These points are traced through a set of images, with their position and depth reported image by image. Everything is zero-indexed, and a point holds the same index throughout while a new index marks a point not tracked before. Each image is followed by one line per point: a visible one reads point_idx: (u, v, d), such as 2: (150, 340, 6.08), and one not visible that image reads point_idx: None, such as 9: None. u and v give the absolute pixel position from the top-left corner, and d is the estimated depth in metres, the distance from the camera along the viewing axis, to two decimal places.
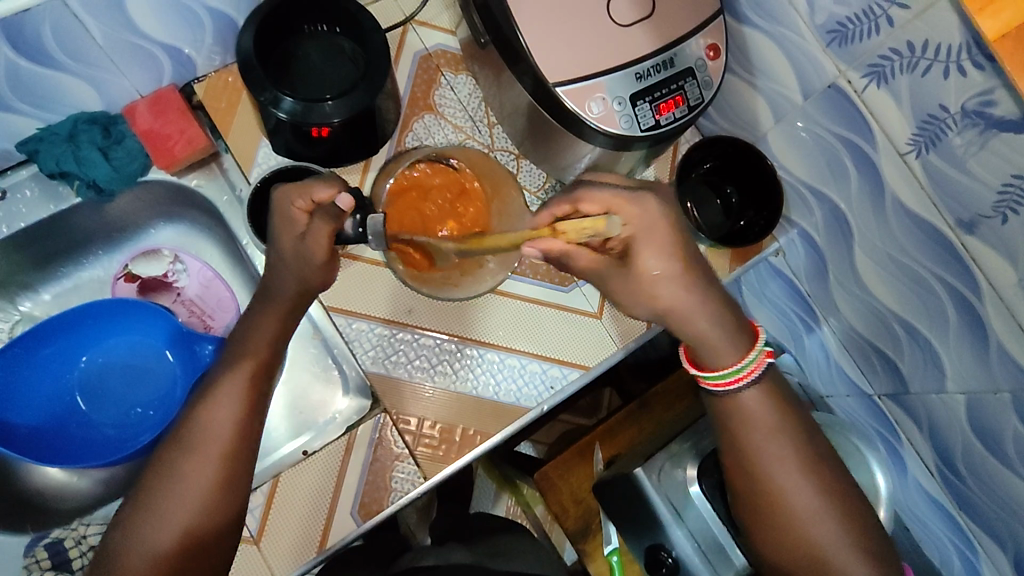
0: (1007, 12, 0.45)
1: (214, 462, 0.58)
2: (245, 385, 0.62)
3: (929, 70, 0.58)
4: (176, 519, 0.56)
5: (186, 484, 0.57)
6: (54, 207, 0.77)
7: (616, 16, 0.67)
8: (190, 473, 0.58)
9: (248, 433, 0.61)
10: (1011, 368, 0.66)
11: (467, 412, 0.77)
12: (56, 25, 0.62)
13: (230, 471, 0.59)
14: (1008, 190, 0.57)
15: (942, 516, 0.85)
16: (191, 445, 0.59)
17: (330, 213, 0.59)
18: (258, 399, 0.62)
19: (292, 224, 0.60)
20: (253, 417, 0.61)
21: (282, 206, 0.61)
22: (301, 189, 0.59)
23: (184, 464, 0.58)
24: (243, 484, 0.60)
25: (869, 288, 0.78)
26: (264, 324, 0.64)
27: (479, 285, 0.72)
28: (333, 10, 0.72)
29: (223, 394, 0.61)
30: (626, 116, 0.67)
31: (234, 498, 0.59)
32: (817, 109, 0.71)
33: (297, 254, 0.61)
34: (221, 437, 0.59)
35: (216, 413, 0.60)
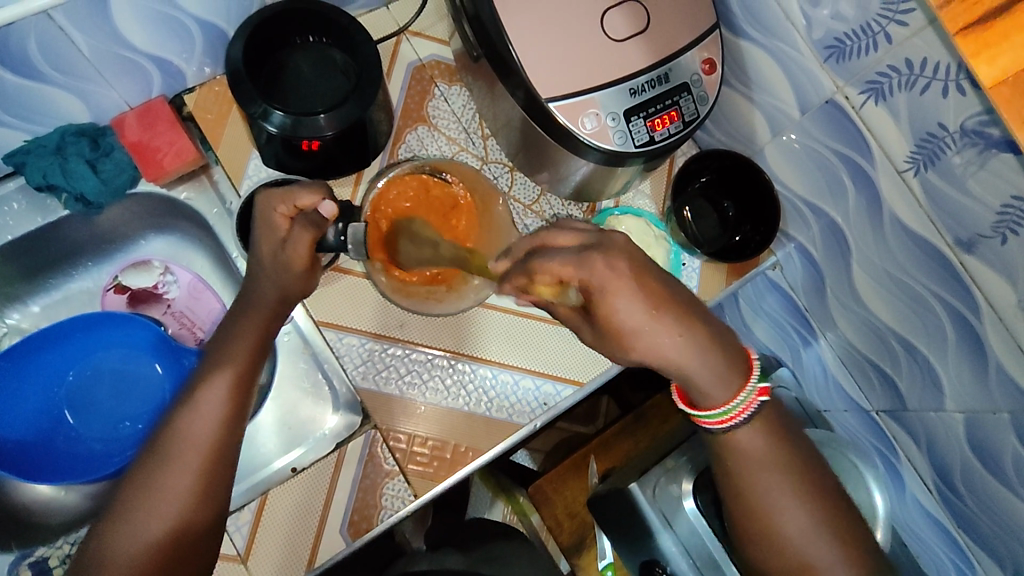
0: (1003, 60, 0.42)
1: (191, 473, 0.57)
2: (226, 394, 0.60)
3: (927, 88, 0.57)
4: (151, 531, 0.55)
5: (162, 495, 0.56)
6: (42, 220, 0.76)
7: (610, 31, 0.66)
8: (167, 483, 0.56)
9: (228, 444, 0.59)
10: (1009, 388, 0.65)
11: (459, 428, 0.76)
12: (41, 39, 0.61)
13: (210, 480, 0.57)
14: (1007, 211, 0.56)
15: (941, 534, 0.83)
16: (169, 455, 0.57)
17: (311, 219, 0.60)
18: (240, 410, 0.61)
19: (273, 230, 0.62)
20: (233, 428, 0.60)
21: (265, 212, 0.62)
22: (283, 196, 0.61)
23: (160, 475, 0.56)
24: (221, 496, 0.59)
25: (866, 304, 0.77)
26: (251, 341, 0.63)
27: (461, 302, 0.71)
28: (324, 21, 0.71)
29: (204, 404, 0.59)
30: (620, 132, 0.66)
31: (210, 509, 0.58)
32: (814, 124, 0.70)
33: (277, 262, 0.62)
34: (200, 448, 0.58)
35: (195, 422, 0.58)
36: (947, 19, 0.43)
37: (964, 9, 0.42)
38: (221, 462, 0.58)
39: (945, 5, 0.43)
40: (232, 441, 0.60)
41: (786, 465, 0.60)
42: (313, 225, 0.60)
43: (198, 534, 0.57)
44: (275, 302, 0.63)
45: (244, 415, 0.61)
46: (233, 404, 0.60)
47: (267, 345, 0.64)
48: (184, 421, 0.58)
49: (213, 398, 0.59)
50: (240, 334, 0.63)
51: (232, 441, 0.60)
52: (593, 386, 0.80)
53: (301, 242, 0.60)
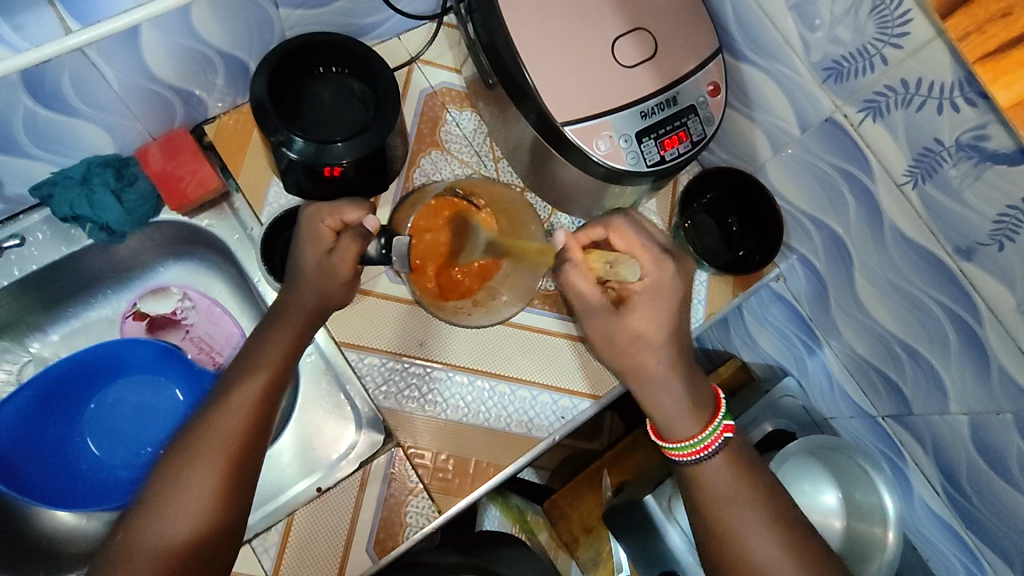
0: (1019, 84, 0.45)
1: (217, 469, 0.58)
2: (254, 398, 0.62)
3: (923, 106, 0.60)
4: (180, 522, 0.56)
5: (190, 489, 0.57)
6: (66, 249, 0.77)
7: (619, 58, 0.69)
8: (194, 475, 0.57)
9: (254, 442, 0.61)
10: (1012, 389, 0.68)
11: (480, 444, 0.77)
12: (75, 75, 0.63)
13: (235, 479, 0.59)
14: (1004, 220, 0.59)
15: (949, 535, 0.86)
16: (199, 452, 0.58)
17: (357, 232, 0.64)
18: (265, 413, 0.62)
19: (318, 241, 0.66)
20: (261, 427, 0.62)
21: (312, 224, 0.66)
22: (331, 210, 0.66)
23: (189, 468, 0.58)
24: (246, 494, 0.60)
25: (870, 313, 0.80)
26: (276, 356, 0.65)
27: (490, 316, 0.76)
28: (343, 53, 0.74)
29: (234, 412, 0.61)
30: (632, 153, 0.69)
31: (236, 505, 0.59)
32: (814, 142, 0.74)
33: (320, 269, 0.65)
34: (230, 446, 0.59)
35: (222, 423, 0.60)
36: (966, 49, 0.47)
37: (980, 41, 0.46)
38: (246, 461, 0.60)
39: (964, 37, 0.47)
40: (259, 438, 0.61)
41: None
42: (361, 237, 0.64)
43: (222, 528, 0.58)
44: (312, 308, 0.66)
45: (270, 417, 0.63)
46: (260, 404, 0.62)
47: (292, 363, 0.66)
48: (214, 419, 0.60)
49: (241, 403, 0.61)
50: (268, 350, 0.65)
51: (259, 441, 0.61)
52: (609, 399, 0.82)
53: (349, 251, 0.64)
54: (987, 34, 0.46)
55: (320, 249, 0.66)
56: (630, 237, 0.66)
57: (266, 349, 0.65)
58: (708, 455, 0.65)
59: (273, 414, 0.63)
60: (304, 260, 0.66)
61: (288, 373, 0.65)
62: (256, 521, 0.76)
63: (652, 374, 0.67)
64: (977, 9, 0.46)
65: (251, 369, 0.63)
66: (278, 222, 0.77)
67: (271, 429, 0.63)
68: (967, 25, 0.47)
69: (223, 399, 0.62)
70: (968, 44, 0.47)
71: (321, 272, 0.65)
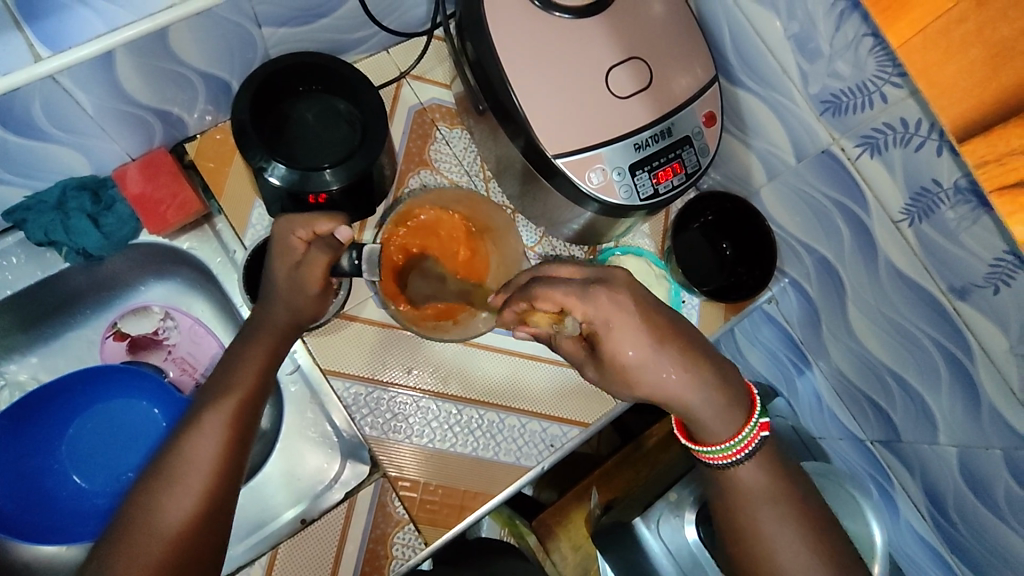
0: None
1: (196, 489, 0.57)
2: (227, 420, 0.60)
3: (921, 146, 0.59)
4: (150, 553, 0.54)
5: (166, 514, 0.56)
6: (43, 273, 0.75)
7: (614, 87, 0.67)
8: (170, 500, 0.56)
9: (231, 464, 0.60)
10: (1001, 427, 0.68)
11: (467, 474, 0.76)
12: (45, 100, 0.60)
13: (211, 505, 0.57)
14: (999, 264, 0.58)
15: (935, 560, 0.87)
16: (177, 477, 0.57)
17: (329, 244, 0.62)
18: (240, 438, 0.61)
19: (289, 252, 0.62)
20: (236, 452, 0.60)
21: (282, 236, 0.62)
22: (303, 221, 0.61)
23: (165, 495, 0.56)
24: (220, 522, 0.58)
25: (862, 342, 0.80)
26: (250, 379, 0.63)
27: (468, 331, 0.73)
28: (328, 75, 0.72)
29: (206, 439, 0.59)
30: (625, 186, 0.67)
31: (209, 532, 0.57)
32: (809, 171, 0.72)
33: (291, 286, 0.64)
34: (206, 470, 0.58)
35: (198, 446, 0.58)
36: (981, 178, 0.38)
37: (999, 172, 0.37)
38: (224, 486, 0.59)
39: (981, 165, 0.38)
40: (235, 463, 0.60)
41: (787, 513, 0.62)
42: (331, 249, 0.61)
43: (198, 557, 0.56)
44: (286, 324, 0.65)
45: (247, 439, 0.62)
46: (233, 428, 0.60)
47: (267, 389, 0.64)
48: (186, 445, 0.59)
49: (214, 432, 0.59)
50: (240, 371, 0.63)
51: (235, 465, 0.60)
52: (598, 426, 0.81)
53: (318, 263, 0.62)
54: (1006, 165, 0.37)
55: (285, 268, 0.64)
56: (548, 294, 0.57)
57: (237, 375, 0.63)
58: (740, 459, 0.63)
59: (249, 440, 0.62)
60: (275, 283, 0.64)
61: (262, 397, 0.63)
62: (240, 553, 0.75)
63: (697, 382, 0.61)
64: (997, 137, 0.37)
65: (221, 396, 0.61)
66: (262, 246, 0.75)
67: (248, 454, 0.62)
68: (983, 152, 0.38)
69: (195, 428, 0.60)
70: (988, 172, 0.37)
71: (300, 294, 0.64)
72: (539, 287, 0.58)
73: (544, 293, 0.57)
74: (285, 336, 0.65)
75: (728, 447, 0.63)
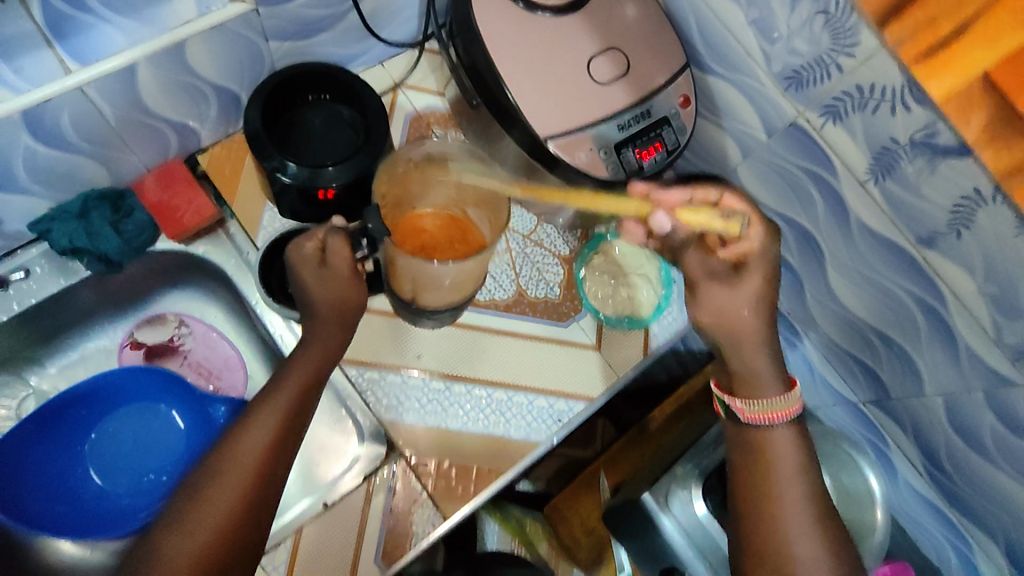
0: (948, 78, 0.50)
1: (237, 486, 0.60)
2: (270, 422, 0.63)
3: (877, 109, 0.65)
4: (194, 542, 0.57)
5: (209, 507, 0.59)
6: (64, 281, 0.79)
7: (594, 75, 0.74)
8: (212, 494, 0.59)
9: (273, 465, 0.62)
10: (980, 368, 0.72)
11: (480, 451, 0.79)
12: (73, 111, 0.65)
13: (251, 502, 0.60)
14: (959, 209, 0.64)
15: (932, 512, 0.92)
16: (221, 472, 0.60)
17: (333, 229, 0.66)
18: (285, 441, 0.64)
19: (306, 261, 0.67)
20: (279, 456, 0.63)
21: (297, 256, 0.68)
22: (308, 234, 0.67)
23: (208, 489, 0.59)
24: (259, 520, 0.61)
25: (845, 304, 0.85)
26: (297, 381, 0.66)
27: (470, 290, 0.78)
28: (332, 82, 0.78)
29: (252, 436, 0.62)
30: (612, 163, 0.73)
31: (247, 530, 0.60)
32: (780, 145, 0.78)
33: (320, 280, 0.67)
34: (249, 469, 0.61)
35: (244, 444, 0.62)
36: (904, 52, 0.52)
37: (916, 44, 0.51)
38: (263, 485, 0.61)
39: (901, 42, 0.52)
40: (277, 463, 0.63)
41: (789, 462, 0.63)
42: (339, 229, 0.66)
43: (235, 554, 0.59)
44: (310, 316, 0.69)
45: (292, 443, 0.65)
46: (279, 432, 0.63)
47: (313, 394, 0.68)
48: (235, 441, 0.62)
49: (262, 432, 0.63)
50: (288, 371, 0.67)
51: (277, 467, 0.63)
52: (602, 400, 0.85)
53: (337, 244, 0.66)
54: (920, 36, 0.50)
55: (310, 270, 0.67)
56: (734, 202, 0.68)
57: (282, 380, 0.67)
58: (777, 423, 0.64)
59: (294, 446, 0.65)
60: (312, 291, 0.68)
61: (310, 401, 0.67)
62: None
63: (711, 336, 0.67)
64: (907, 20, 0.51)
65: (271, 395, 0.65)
66: (280, 242, 0.80)
67: (291, 461, 0.65)
68: (901, 30, 0.51)
69: (243, 427, 0.63)
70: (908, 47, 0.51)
71: (335, 281, 0.67)
72: (729, 193, 0.68)
73: (729, 202, 0.68)
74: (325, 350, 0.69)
75: (777, 408, 0.65)
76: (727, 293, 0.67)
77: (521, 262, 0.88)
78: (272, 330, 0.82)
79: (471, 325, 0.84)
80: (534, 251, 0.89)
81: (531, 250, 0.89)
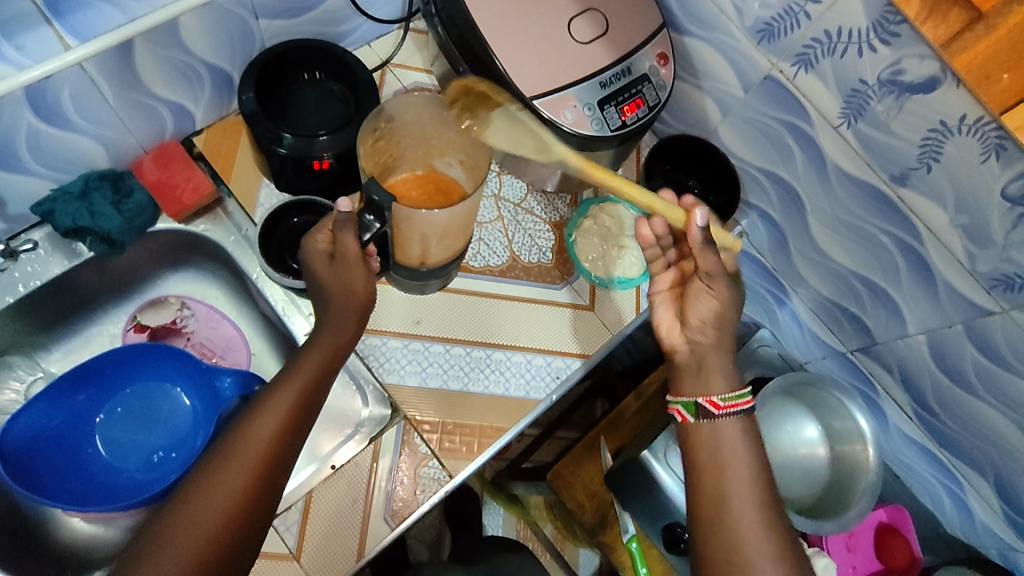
0: None
1: (246, 470, 0.60)
2: (282, 408, 0.64)
3: (846, 52, 0.69)
4: (204, 524, 0.58)
5: (218, 489, 0.59)
6: (69, 263, 0.81)
7: (576, 36, 0.77)
8: (223, 478, 0.60)
9: (284, 450, 0.63)
10: (957, 300, 0.75)
11: (482, 410, 0.81)
12: (74, 88, 0.68)
13: (260, 486, 0.61)
14: (928, 142, 0.67)
15: (925, 456, 0.94)
16: (232, 455, 0.61)
17: (338, 219, 0.65)
18: (296, 427, 0.64)
19: (320, 253, 0.68)
20: (290, 441, 0.64)
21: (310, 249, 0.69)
22: (319, 228, 0.69)
23: (219, 470, 0.60)
24: (267, 504, 0.62)
25: (828, 254, 0.87)
26: (308, 372, 0.67)
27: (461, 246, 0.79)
28: (322, 58, 0.81)
29: (264, 421, 0.63)
30: (596, 120, 0.76)
31: (256, 512, 0.60)
32: (757, 99, 0.81)
33: (336, 274, 0.68)
34: (259, 453, 0.61)
35: (256, 429, 0.62)
36: None
37: None
38: (273, 469, 0.62)
39: None
40: (285, 452, 0.63)
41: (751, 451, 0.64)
42: (342, 219, 0.65)
43: (243, 536, 0.60)
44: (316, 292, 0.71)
45: (303, 428, 0.65)
46: (290, 418, 0.64)
47: (323, 385, 0.68)
48: (246, 428, 0.62)
49: (273, 418, 0.63)
50: (302, 361, 0.67)
51: (286, 452, 0.63)
52: (598, 357, 0.87)
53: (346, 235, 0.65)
54: None
55: (322, 264, 0.68)
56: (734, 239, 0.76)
57: (295, 366, 0.67)
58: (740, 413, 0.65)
59: (305, 431, 0.65)
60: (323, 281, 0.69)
61: (324, 391, 0.67)
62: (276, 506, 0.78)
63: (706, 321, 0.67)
64: None
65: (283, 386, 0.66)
66: (281, 213, 0.81)
67: (301, 446, 0.65)
68: None
69: (255, 411, 0.64)
70: None
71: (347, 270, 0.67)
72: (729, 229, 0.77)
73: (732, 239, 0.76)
74: (335, 344, 0.69)
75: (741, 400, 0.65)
76: (725, 278, 0.66)
77: (513, 228, 0.91)
78: (272, 303, 0.84)
79: (465, 291, 0.86)
80: (526, 218, 0.92)
81: (522, 216, 0.92)
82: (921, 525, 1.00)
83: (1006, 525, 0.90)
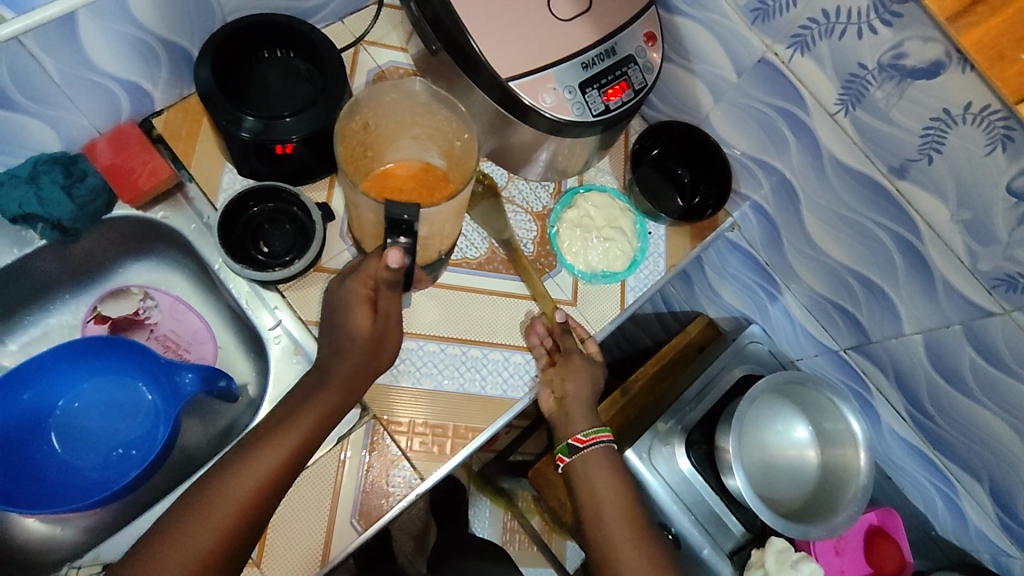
0: None
1: (219, 524, 0.61)
2: (269, 463, 0.63)
3: (844, 33, 0.64)
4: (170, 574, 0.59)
5: (189, 539, 0.60)
6: (19, 252, 0.76)
7: (557, 13, 0.72)
8: (196, 529, 0.60)
9: (264, 504, 0.63)
10: (956, 300, 0.71)
11: (456, 409, 0.78)
12: (12, 64, 0.63)
13: (233, 541, 0.61)
14: (929, 132, 0.63)
15: (918, 459, 0.91)
16: (209, 506, 0.61)
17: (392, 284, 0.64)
18: (281, 482, 0.64)
19: (361, 308, 0.66)
20: (272, 494, 0.63)
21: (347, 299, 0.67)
22: (361, 277, 0.65)
23: (191, 519, 0.61)
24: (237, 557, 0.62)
25: (821, 248, 0.83)
26: (305, 428, 0.66)
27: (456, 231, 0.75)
28: (287, 35, 0.76)
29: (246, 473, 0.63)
30: (577, 104, 0.71)
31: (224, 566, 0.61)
32: (750, 84, 0.76)
33: (376, 331, 0.67)
34: (236, 507, 0.62)
35: (238, 481, 0.62)
36: None
37: None
38: (249, 523, 0.62)
39: None
40: (265, 518, 0.63)
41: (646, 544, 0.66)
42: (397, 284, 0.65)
43: None
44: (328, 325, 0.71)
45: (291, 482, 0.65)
46: (276, 474, 0.64)
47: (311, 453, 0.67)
48: (227, 479, 0.63)
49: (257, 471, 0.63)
50: (298, 415, 0.66)
51: (265, 508, 0.63)
52: None
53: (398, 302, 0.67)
54: None
55: (364, 317, 0.67)
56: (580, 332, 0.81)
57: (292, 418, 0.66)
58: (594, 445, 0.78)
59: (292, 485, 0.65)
60: (358, 332, 0.67)
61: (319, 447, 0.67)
62: None
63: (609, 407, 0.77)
64: None
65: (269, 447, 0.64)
66: (241, 202, 0.76)
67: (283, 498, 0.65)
68: None
69: (240, 459, 0.64)
70: None
71: (386, 329, 0.68)
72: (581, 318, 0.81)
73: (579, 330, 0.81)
74: (335, 407, 0.68)
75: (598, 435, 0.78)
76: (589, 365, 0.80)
77: (493, 218, 0.86)
78: (236, 296, 0.79)
79: (441, 284, 0.82)
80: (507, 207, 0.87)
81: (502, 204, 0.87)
82: (912, 527, 0.98)
83: (1000, 530, 0.87)
